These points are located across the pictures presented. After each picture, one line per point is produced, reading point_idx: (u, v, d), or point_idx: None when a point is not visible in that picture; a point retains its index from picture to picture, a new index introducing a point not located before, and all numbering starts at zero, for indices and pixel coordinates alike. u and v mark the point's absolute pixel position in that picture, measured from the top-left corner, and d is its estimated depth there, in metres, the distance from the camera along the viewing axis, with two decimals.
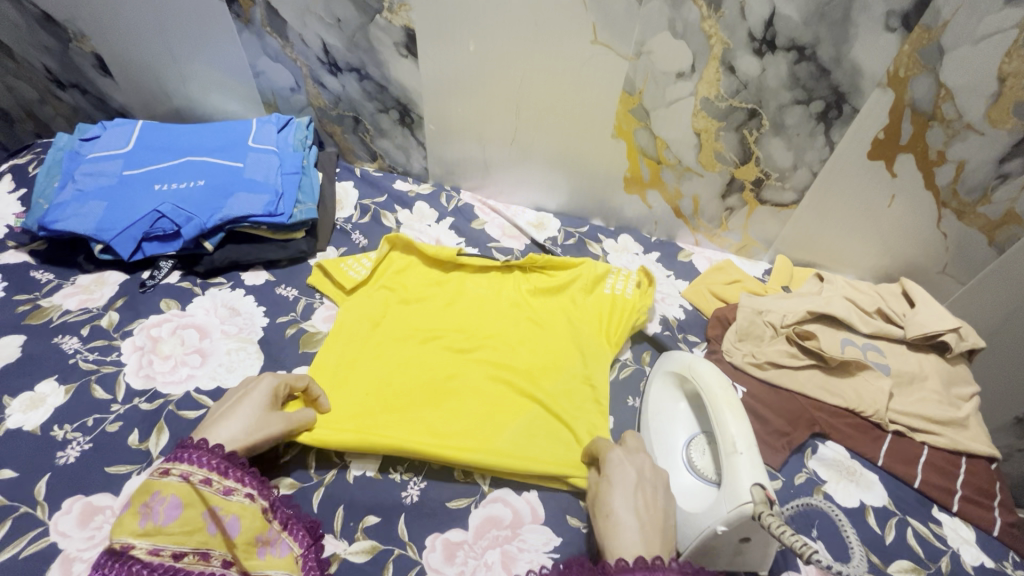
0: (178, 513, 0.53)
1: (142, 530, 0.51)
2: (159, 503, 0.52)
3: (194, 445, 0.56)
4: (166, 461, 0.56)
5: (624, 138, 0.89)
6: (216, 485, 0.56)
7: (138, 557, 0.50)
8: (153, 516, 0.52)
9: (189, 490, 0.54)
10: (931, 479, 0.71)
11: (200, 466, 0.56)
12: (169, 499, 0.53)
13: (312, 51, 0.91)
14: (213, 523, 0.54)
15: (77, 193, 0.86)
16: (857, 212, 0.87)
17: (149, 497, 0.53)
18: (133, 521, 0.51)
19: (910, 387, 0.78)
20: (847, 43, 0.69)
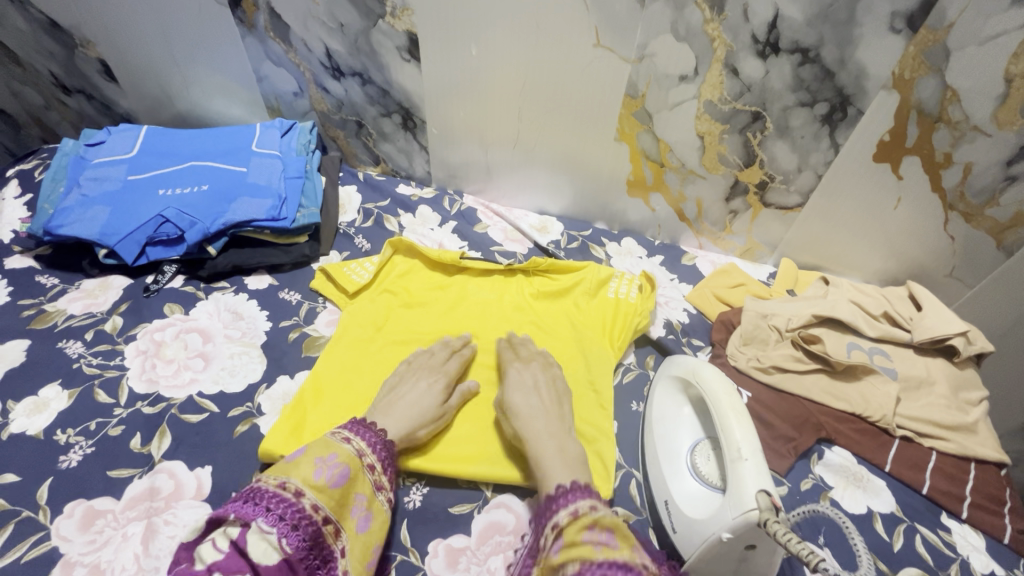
0: (344, 482, 0.56)
1: (316, 481, 0.54)
2: (339, 464, 0.56)
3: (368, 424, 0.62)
4: (348, 431, 0.61)
5: (627, 141, 0.88)
6: (376, 474, 0.60)
7: (302, 505, 0.52)
8: (325, 473, 0.55)
9: (361, 467, 0.58)
10: (940, 485, 0.70)
11: (370, 448, 0.60)
12: (343, 466, 0.56)
13: (315, 55, 0.91)
14: (357, 512, 0.56)
15: (82, 198, 0.87)
16: (863, 214, 0.86)
17: (328, 454, 0.57)
18: (310, 470, 0.55)
19: (917, 392, 0.77)
20: (851, 45, 0.68)
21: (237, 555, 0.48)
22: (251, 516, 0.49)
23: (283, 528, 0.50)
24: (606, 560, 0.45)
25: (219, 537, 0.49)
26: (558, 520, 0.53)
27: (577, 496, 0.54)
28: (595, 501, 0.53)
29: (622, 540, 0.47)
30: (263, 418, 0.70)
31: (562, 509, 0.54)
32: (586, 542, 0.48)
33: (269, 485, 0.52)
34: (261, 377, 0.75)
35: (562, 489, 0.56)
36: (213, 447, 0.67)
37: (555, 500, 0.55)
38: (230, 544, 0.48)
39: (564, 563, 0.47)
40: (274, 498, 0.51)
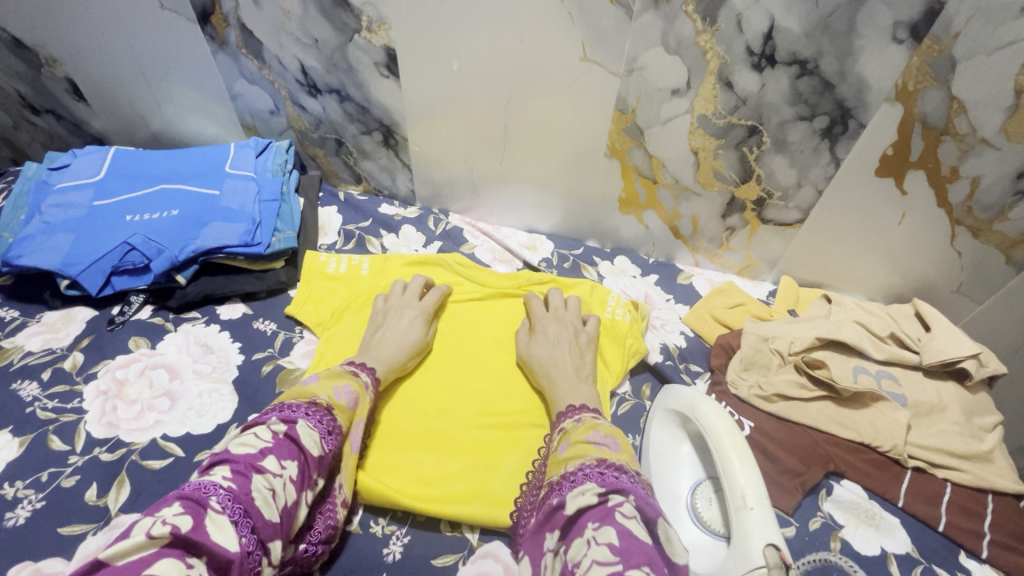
0: (356, 405, 0.63)
1: (337, 402, 0.61)
2: (353, 390, 0.64)
3: (370, 367, 0.69)
4: (353, 367, 0.68)
5: (618, 158, 0.84)
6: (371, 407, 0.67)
7: (331, 416, 0.59)
8: (342, 393, 0.63)
9: (367, 398, 0.66)
10: (957, 521, 0.66)
11: (369, 376, 0.68)
12: (354, 393, 0.64)
13: (289, 72, 0.87)
14: (356, 439, 0.63)
15: (44, 225, 0.82)
16: (866, 230, 0.83)
17: (343, 383, 0.64)
18: (330, 391, 0.62)
19: (928, 419, 0.73)
20: (851, 56, 0.65)
21: (287, 442, 0.52)
22: (292, 417, 0.55)
23: (321, 429, 0.56)
24: (603, 456, 0.56)
25: (260, 432, 0.52)
26: (566, 427, 0.64)
27: (587, 412, 0.65)
28: (600, 416, 0.65)
29: (619, 445, 0.58)
30: None
31: (569, 419, 0.65)
32: (591, 442, 0.58)
33: (298, 401, 0.58)
34: (232, 415, 0.70)
35: (572, 407, 0.67)
36: None
37: (566, 414, 0.66)
38: (278, 436, 0.52)
39: (569, 458, 0.58)
40: (309, 409, 0.57)
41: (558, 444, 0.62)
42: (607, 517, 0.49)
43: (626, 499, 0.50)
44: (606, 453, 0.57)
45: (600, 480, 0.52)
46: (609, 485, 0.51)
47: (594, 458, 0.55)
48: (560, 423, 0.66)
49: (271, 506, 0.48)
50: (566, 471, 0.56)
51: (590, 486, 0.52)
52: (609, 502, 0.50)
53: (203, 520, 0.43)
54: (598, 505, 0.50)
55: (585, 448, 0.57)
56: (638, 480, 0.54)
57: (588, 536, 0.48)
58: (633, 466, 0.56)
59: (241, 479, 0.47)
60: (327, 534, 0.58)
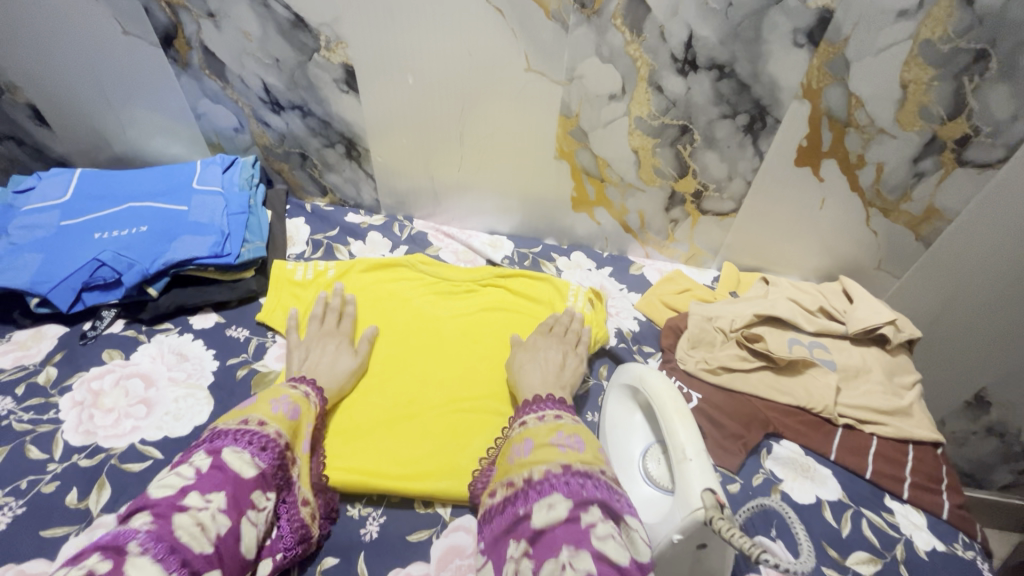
0: (297, 413, 0.65)
1: (275, 414, 0.62)
2: (291, 401, 0.66)
3: (308, 378, 0.72)
4: (291, 381, 0.71)
5: (567, 159, 0.91)
6: (317, 414, 0.70)
7: (266, 432, 0.59)
8: (279, 405, 0.64)
9: (310, 405, 0.69)
10: (882, 468, 0.73)
11: (311, 389, 0.71)
12: (293, 403, 0.66)
13: (252, 91, 0.92)
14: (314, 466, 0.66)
15: (11, 246, 0.83)
16: (794, 216, 0.91)
17: (280, 396, 0.65)
18: (268, 407, 0.63)
19: (856, 380, 0.81)
20: (762, 60, 0.73)
21: (215, 473, 0.52)
22: (219, 446, 0.55)
23: (253, 449, 0.57)
24: (570, 461, 0.55)
25: (183, 469, 0.51)
26: (528, 423, 0.64)
27: (552, 409, 0.66)
28: (563, 413, 0.66)
29: (585, 446, 0.58)
30: None
31: (533, 414, 0.66)
32: (553, 444, 0.59)
33: (230, 425, 0.58)
34: (209, 417, 0.73)
35: (537, 399, 0.69)
36: None
37: (535, 404, 0.68)
38: (203, 470, 0.52)
39: (532, 463, 0.57)
40: (239, 432, 0.58)
41: (522, 441, 0.62)
42: (582, 539, 0.45)
43: (599, 508, 0.49)
44: (571, 457, 0.56)
45: (569, 492, 0.50)
46: (578, 494, 0.50)
47: (561, 464, 0.55)
48: (523, 416, 0.67)
49: (201, 539, 0.47)
50: (530, 478, 0.55)
51: (559, 499, 0.50)
52: (581, 515, 0.48)
53: (123, 565, 0.40)
54: (570, 521, 0.47)
55: (549, 451, 0.57)
56: (605, 483, 0.53)
57: (562, 560, 0.44)
58: (598, 468, 0.55)
59: (161, 521, 0.45)
60: (299, 534, 0.59)
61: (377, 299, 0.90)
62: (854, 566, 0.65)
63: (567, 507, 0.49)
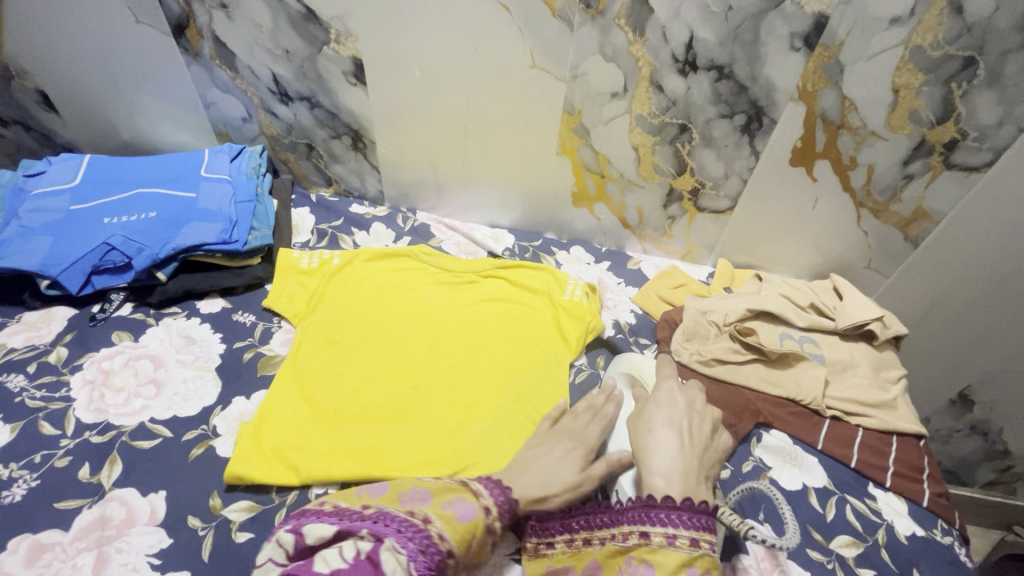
0: (470, 518, 0.52)
1: (441, 513, 0.52)
2: (466, 504, 0.53)
3: (496, 479, 0.57)
4: (468, 478, 0.58)
5: (569, 155, 0.93)
6: (494, 523, 0.54)
7: (428, 532, 0.49)
8: (453, 510, 0.53)
9: (484, 513, 0.54)
10: (866, 457, 0.76)
11: (490, 493, 0.55)
12: (470, 504, 0.53)
13: (261, 81, 0.93)
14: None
15: (22, 229, 0.85)
16: (787, 215, 0.94)
17: (454, 497, 0.54)
18: (440, 503, 0.53)
19: (843, 374, 0.84)
20: (759, 62, 0.75)
21: (365, 565, 0.45)
22: (382, 533, 0.48)
23: (413, 548, 0.47)
24: None
25: (344, 547, 0.47)
26: (652, 540, 0.50)
27: (687, 529, 0.49)
28: (700, 534, 0.49)
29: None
30: (219, 440, 0.70)
31: (661, 529, 0.50)
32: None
33: (403, 513, 0.51)
34: (217, 398, 0.75)
35: (671, 502, 0.51)
36: (167, 471, 0.66)
37: (654, 507, 0.51)
38: (360, 555, 0.46)
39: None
40: (404, 522, 0.49)
41: (637, 564, 0.50)
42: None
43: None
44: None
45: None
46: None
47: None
48: (644, 524, 0.51)
49: None
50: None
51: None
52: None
53: None
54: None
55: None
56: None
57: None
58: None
59: None
60: None
61: (381, 287, 0.91)
62: (837, 549, 0.68)
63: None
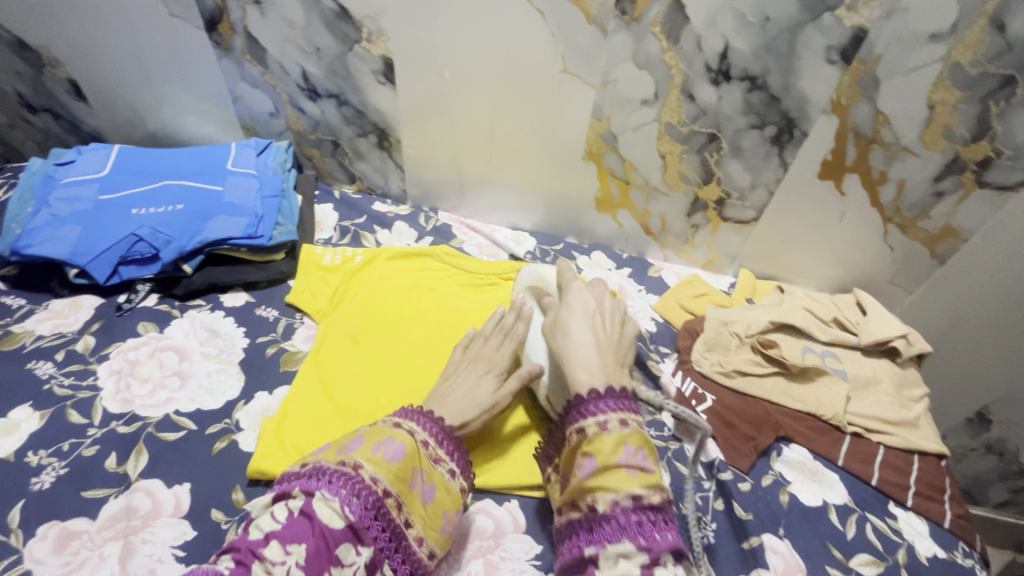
0: (401, 458, 0.58)
1: (373, 458, 0.57)
2: (395, 444, 0.59)
3: (418, 410, 0.65)
4: (399, 417, 0.63)
5: (594, 160, 0.93)
6: (430, 452, 0.62)
7: (361, 478, 0.55)
8: (383, 450, 0.58)
9: (413, 444, 0.60)
10: (887, 476, 0.76)
11: (424, 429, 0.63)
12: (399, 444, 0.59)
13: (291, 78, 0.94)
14: (446, 523, 0.59)
15: (52, 217, 0.86)
16: (813, 227, 0.93)
17: (385, 437, 0.59)
18: (368, 448, 0.58)
19: (865, 391, 0.83)
20: (794, 74, 0.75)
21: (302, 520, 0.50)
22: (314, 487, 0.53)
23: (345, 496, 0.53)
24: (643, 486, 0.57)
25: (278, 509, 0.50)
26: (587, 431, 0.61)
27: (614, 416, 0.61)
28: (626, 417, 0.61)
29: (650, 464, 0.59)
30: (242, 434, 0.71)
31: (593, 419, 0.61)
32: (619, 466, 0.58)
33: (329, 463, 0.56)
34: (240, 392, 0.75)
35: (592, 394, 0.63)
36: (191, 464, 0.67)
37: (586, 404, 0.63)
38: (293, 513, 0.50)
39: (595, 486, 0.58)
40: (335, 474, 0.54)
41: (580, 455, 0.61)
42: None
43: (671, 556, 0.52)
44: (641, 480, 0.57)
45: (642, 541, 0.53)
46: (652, 548, 0.52)
47: (630, 496, 0.56)
48: (580, 420, 0.62)
49: None
50: (594, 505, 0.57)
51: (632, 548, 0.53)
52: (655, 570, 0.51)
53: None
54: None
55: (616, 479, 0.57)
56: (669, 521, 0.55)
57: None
58: (662, 494, 0.57)
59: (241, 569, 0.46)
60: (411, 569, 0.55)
61: (402, 286, 0.91)
62: (857, 567, 0.67)
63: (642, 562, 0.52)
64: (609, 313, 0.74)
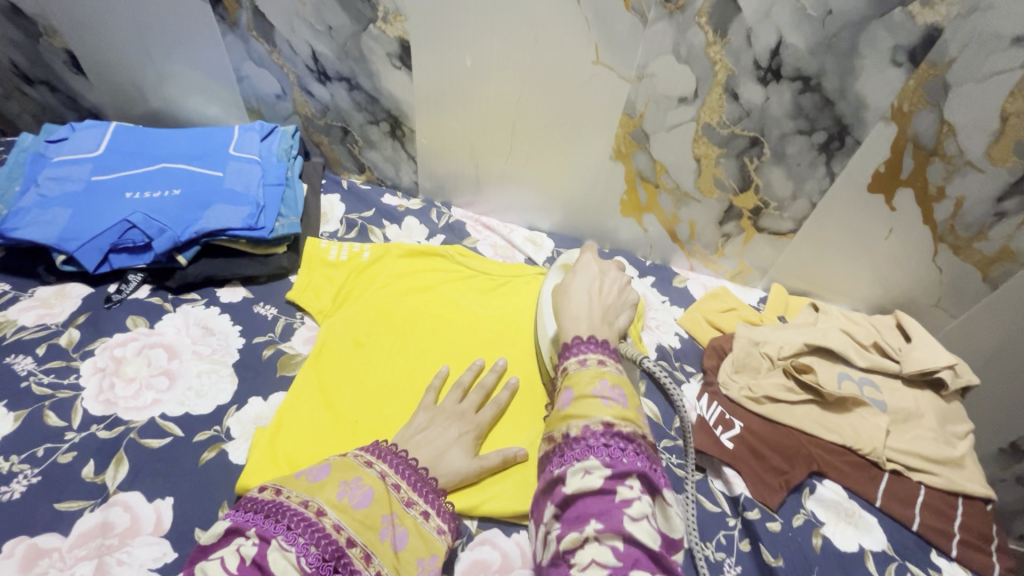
0: (368, 503, 0.53)
1: (338, 501, 0.52)
2: (362, 484, 0.54)
3: (389, 446, 0.60)
4: (369, 454, 0.58)
5: (622, 160, 0.86)
6: (403, 492, 0.57)
7: (322, 526, 0.49)
8: (349, 495, 0.53)
9: (383, 484, 0.55)
10: (929, 521, 0.70)
11: (394, 469, 0.58)
12: (366, 487, 0.54)
13: (299, 58, 0.87)
14: (422, 572, 0.53)
15: (40, 198, 0.80)
16: (855, 243, 0.86)
17: (352, 478, 0.54)
18: (333, 491, 0.53)
19: (906, 425, 0.77)
20: (852, 75, 0.67)
21: (253, 572, 0.44)
22: (270, 533, 0.47)
23: (303, 545, 0.47)
24: (611, 413, 0.53)
25: (227, 557, 0.45)
26: (568, 368, 0.59)
27: (594, 354, 0.59)
28: (606, 359, 0.59)
29: (628, 401, 0.56)
30: (232, 444, 0.65)
31: (574, 358, 0.60)
32: (595, 396, 0.55)
33: (293, 502, 0.50)
34: (232, 397, 0.70)
35: (577, 339, 0.62)
36: (175, 476, 0.62)
37: (570, 347, 0.61)
38: (245, 562, 0.45)
39: (570, 415, 0.55)
40: (294, 517, 0.48)
41: (561, 391, 0.59)
42: (614, 514, 0.47)
43: (636, 476, 0.49)
44: (612, 410, 0.53)
45: (607, 458, 0.50)
46: (616, 465, 0.50)
47: (601, 422, 0.52)
48: (564, 359, 0.61)
49: None
50: (567, 433, 0.54)
51: (598, 465, 0.50)
52: (617, 486, 0.48)
53: None
54: (605, 491, 0.48)
55: (592, 406, 0.54)
56: (642, 451, 0.52)
57: (588, 533, 0.47)
58: (637, 429, 0.53)
59: None
60: None
61: (410, 287, 0.85)
62: None
63: (604, 476, 0.49)
64: (616, 282, 0.72)
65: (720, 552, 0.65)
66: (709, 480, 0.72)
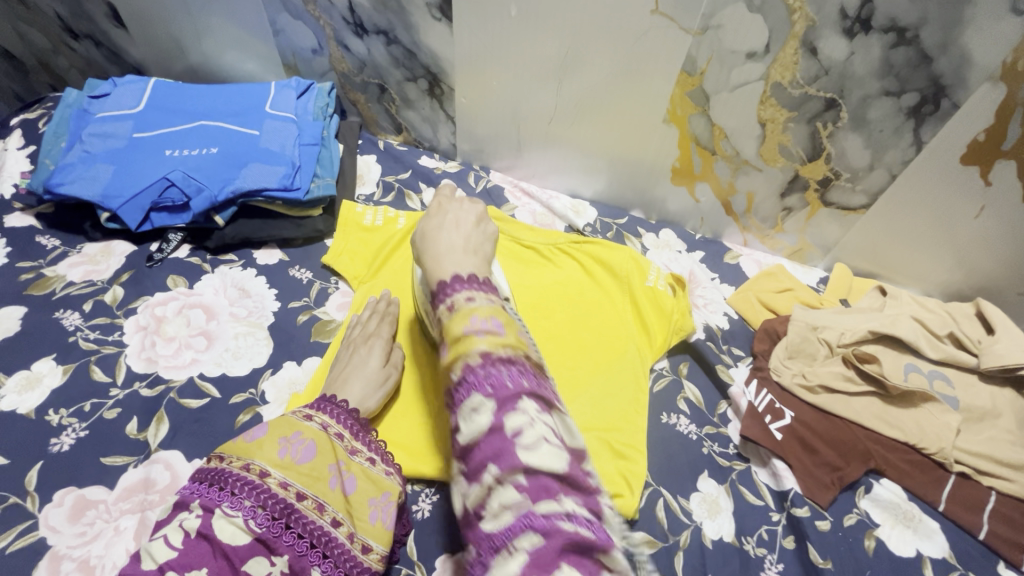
0: (312, 456, 0.51)
1: (281, 461, 0.50)
2: (303, 439, 0.52)
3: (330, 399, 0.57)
4: (309, 408, 0.56)
5: (677, 124, 0.79)
6: (345, 443, 0.55)
7: (267, 487, 0.48)
8: (292, 452, 0.51)
9: (327, 438, 0.54)
10: (1000, 531, 0.64)
11: (337, 420, 0.56)
12: (308, 441, 0.52)
13: (336, 9, 0.83)
14: (375, 511, 0.53)
15: (85, 155, 0.81)
16: (934, 223, 0.77)
17: (292, 432, 0.52)
18: (274, 449, 0.51)
19: (979, 425, 0.70)
20: (958, 27, 0.58)
21: (200, 543, 0.45)
22: (214, 502, 0.46)
23: (249, 508, 0.47)
24: (490, 344, 0.40)
25: (170, 534, 0.44)
26: (440, 313, 0.46)
27: (463, 292, 0.47)
28: (478, 293, 0.47)
29: (508, 328, 0.43)
30: (267, 407, 0.66)
31: (447, 301, 0.47)
32: (468, 332, 0.41)
33: (233, 467, 0.49)
34: (267, 360, 0.70)
35: (444, 283, 0.49)
36: (214, 435, 0.63)
37: (445, 290, 0.48)
38: (190, 535, 0.45)
39: (449, 359, 0.41)
40: (237, 482, 0.48)
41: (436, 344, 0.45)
42: (508, 452, 0.34)
43: (527, 397, 0.37)
44: (489, 340, 0.40)
45: (489, 389, 0.37)
46: (501, 392, 0.37)
47: (477, 354, 0.39)
48: (438, 305, 0.47)
49: None
50: (449, 378, 0.40)
51: (482, 400, 0.37)
52: (506, 416, 0.36)
53: None
54: (494, 430, 0.36)
55: (462, 340, 0.41)
56: (530, 369, 0.39)
57: (488, 485, 0.34)
58: (522, 351, 0.41)
59: None
60: (345, 569, 0.49)
61: None
62: None
63: (490, 412, 0.36)
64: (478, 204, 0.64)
65: (762, 548, 0.62)
66: (753, 470, 0.68)
